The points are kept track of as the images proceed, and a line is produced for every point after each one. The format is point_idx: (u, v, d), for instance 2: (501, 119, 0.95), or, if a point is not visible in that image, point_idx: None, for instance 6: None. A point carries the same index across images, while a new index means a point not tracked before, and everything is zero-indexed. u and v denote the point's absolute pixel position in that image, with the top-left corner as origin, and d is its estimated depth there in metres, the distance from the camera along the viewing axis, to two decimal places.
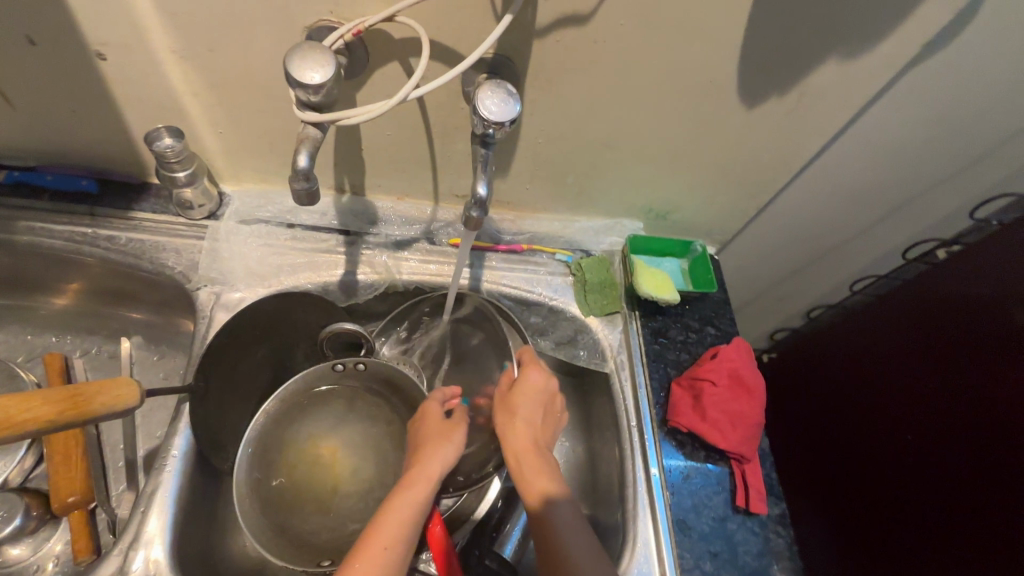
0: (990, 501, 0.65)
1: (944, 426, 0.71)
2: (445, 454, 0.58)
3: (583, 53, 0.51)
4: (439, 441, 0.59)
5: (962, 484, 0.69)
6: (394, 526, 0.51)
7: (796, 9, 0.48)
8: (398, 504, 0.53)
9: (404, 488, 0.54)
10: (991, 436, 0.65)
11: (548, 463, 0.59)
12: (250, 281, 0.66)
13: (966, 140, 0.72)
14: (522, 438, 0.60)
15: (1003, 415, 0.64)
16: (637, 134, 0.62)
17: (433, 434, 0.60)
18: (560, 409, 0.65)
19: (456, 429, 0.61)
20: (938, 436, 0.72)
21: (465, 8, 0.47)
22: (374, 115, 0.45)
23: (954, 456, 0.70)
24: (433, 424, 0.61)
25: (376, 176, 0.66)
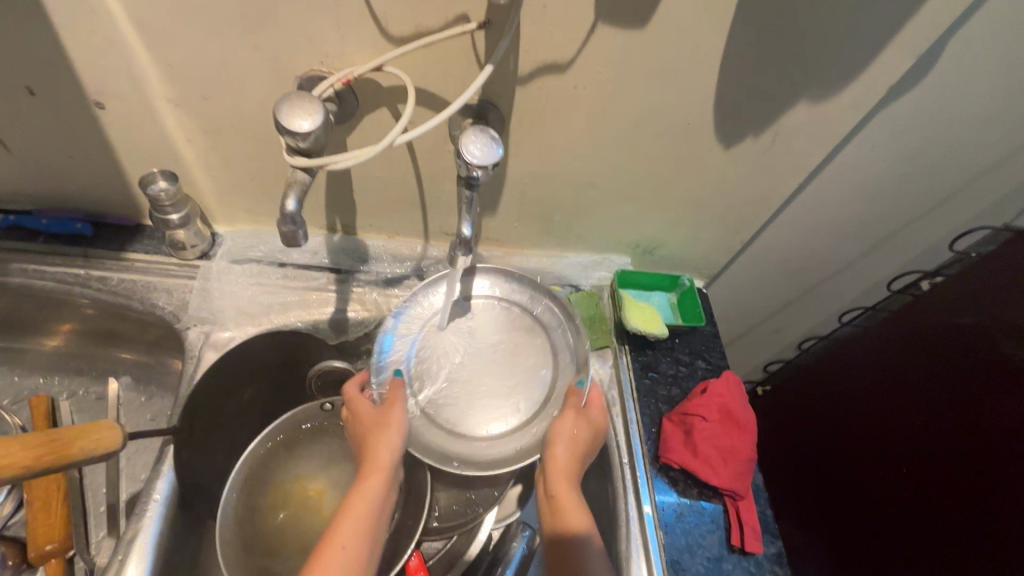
0: (988, 537, 0.63)
1: (938, 459, 0.71)
2: (390, 440, 0.54)
3: (565, 98, 0.54)
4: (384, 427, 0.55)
5: (958, 522, 0.67)
6: (351, 529, 0.48)
7: (764, 57, 0.51)
8: (352, 504, 0.50)
9: (360, 488, 0.51)
10: (984, 470, 0.65)
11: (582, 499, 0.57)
12: (240, 319, 0.67)
13: (941, 175, 0.75)
14: (563, 474, 0.56)
15: (996, 449, 0.63)
16: (620, 174, 0.64)
17: (375, 418, 0.56)
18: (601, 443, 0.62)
19: (396, 408, 0.57)
20: (933, 470, 0.71)
21: (449, 59, 0.49)
22: (360, 160, 0.46)
23: (950, 492, 0.68)
24: (379, 407, 0.57)
25: (367, 216, 0.68)
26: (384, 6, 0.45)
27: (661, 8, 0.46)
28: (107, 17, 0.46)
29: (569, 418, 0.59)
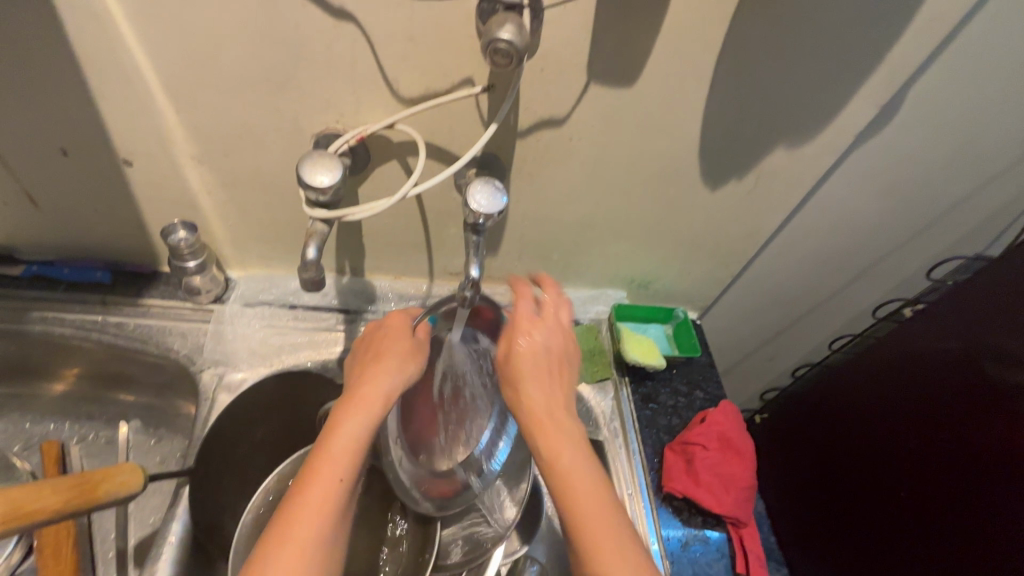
0: (984, 558, 0.65)
1: (936, 487, 0.72)
2: (405, 373, 0.52)
3: (561, 148, 0.58)
4: (398, 357, 0.53)
5: (957, 549, 0.68)
6: (346, 449, 0.47)
7: (741, 110, 0.55)
8: (349, 421, 0.48)
9: (360, 410, 0.49)
10: (980, 496, 0.66)
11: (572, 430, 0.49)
12: (252, 360, 0.69)
13: (915, 209, 0.79)
14: (542, 406, 0.50)
15: (990, 475, 0.65)
16: (613, 215, 0.68)
17: (396, 347, 0.54)
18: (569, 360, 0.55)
19: (420, 350, 0.55)
20: (931, 498, 0.72)
21: (456, 117, 0.53)
22: (376, 211, 0.50)
23: (950, 520, 0.70)
24: (401, 338, 0.55)
25: (375, 258, 0.71)
26: (397, 72, 0.50)
27: (647, 69, 0.51)
28: (142, 86, 0.50)
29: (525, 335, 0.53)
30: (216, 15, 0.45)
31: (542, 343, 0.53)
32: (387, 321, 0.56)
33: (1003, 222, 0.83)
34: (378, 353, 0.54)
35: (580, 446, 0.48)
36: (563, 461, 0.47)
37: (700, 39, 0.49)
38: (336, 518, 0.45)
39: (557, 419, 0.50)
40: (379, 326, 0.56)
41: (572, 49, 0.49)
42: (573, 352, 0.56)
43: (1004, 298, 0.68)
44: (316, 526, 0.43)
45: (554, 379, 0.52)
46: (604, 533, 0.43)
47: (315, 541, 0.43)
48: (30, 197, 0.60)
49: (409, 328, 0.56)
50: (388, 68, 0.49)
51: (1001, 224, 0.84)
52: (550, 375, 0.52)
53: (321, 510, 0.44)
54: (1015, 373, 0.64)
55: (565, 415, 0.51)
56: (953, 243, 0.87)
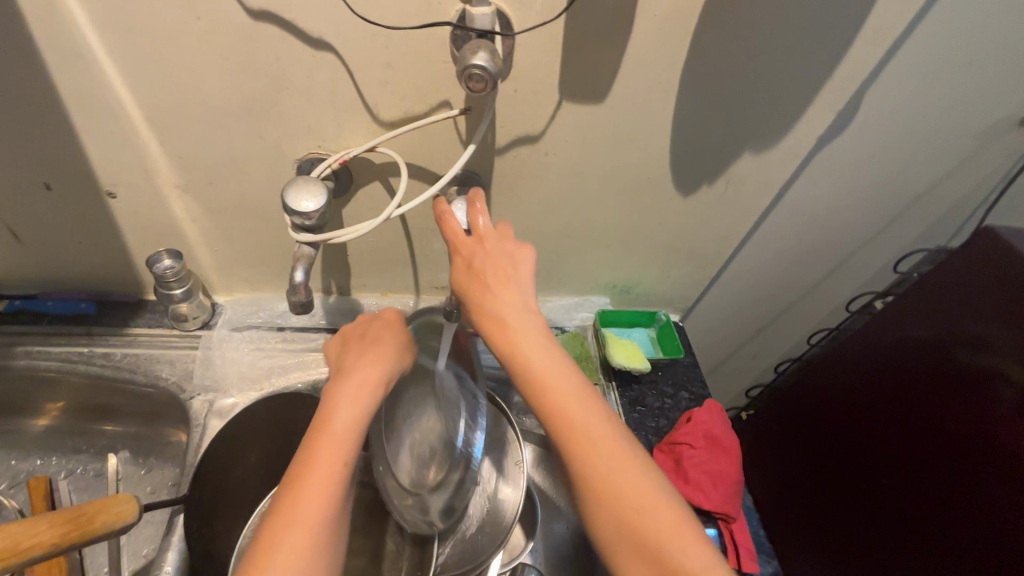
0: (962, 536, 0.67)
1: (916, 469, 0.75)
2: (388, 355, 0.51)
3: (538, 163, 0.60)
4: (394, 345, 0.52)
5: (938, 533, 0.70)
6: (348, 428, 0.44)
7: (706, 120, 0.58)
8: (346, 398, 0.46)
9: (357, 388, 0.47)
10: (956, 480, 0.69)
11: (536, 345, 0.46)
12: (242, 385, 0.69)
13: (878, 206, 0.83)
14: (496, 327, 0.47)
15: (964, 458, 0.68)
16: (592, 225, 0.70)
17: (391, 336, 0.53)
18: (515, 268, 0.49)
19: (395, 338, 0.53)
20: (912, 484, 0.75)
21: (435, 138, 0.55)
22: (361, 233, 0.51)
23: (930, 505, 0.72)
24: (393, 330, 0.54)
25: (361, 276, 0.72)
26: (377, 98, 0.51)
27: (616, 86, 0.53)
28: (124, 119, 0.51)
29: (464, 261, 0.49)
30: (197, 50, 0.47)
31: (505, 252, 0.50)
32: (382, 315, 0.56)
33: (959, 214, 0.88)
34: (372, 340, 0.52)
35: (548, 348, 0.46)
36: (532, 359, 0.45)
37: (663, 57, 0.52)
38: (340, 500, 0.41)
39: (520, 322, 0.47)
40: (372, 319, 0.55)
41: (543, 71, 0.51)
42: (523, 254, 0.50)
43: (966, 289, 0.71)
44: (320, 501, 0.40)
45: (516, 276, 0.49)
46: (585, 425, 0.43)
47: (322, 522, 0.39)
48: (12, 233, 0.61)
49: (400, 322, 0.56)
50: (367, 94, 0.51)
51: (958, 217, 0.89)
52: (513, 274, 0.49)
53: (324, 493, 0.40)
54: (986, 359, 0.67)
55: (530, 314, 0.48)
56: (915, 237, 0.91)
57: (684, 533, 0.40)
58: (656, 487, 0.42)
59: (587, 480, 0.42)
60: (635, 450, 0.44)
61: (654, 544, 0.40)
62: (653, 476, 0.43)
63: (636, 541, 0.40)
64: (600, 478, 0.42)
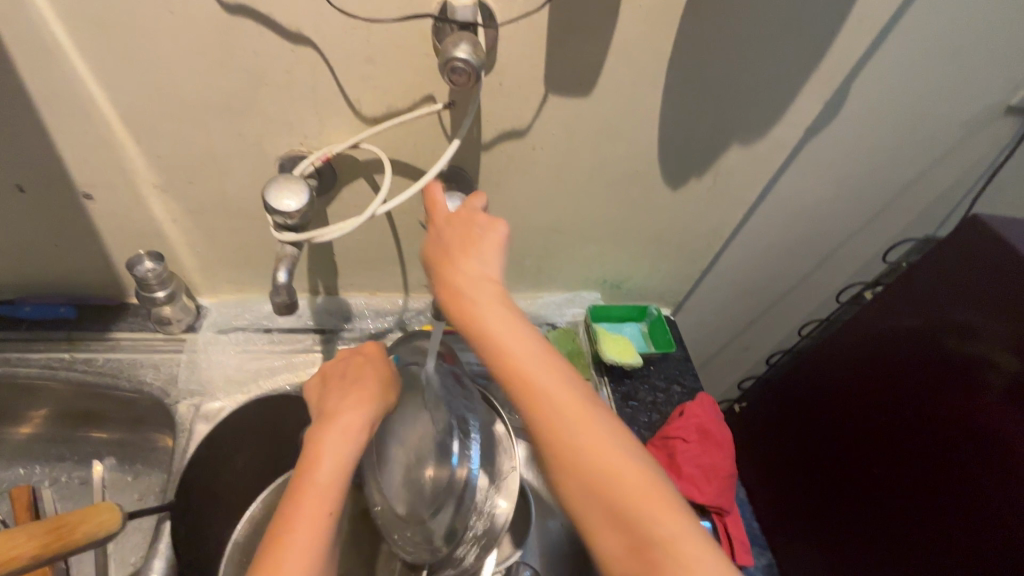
0: (951, 521, 0.68)
1: (904, 456, 0.75)
2: (370, 393, 0.51)
3: (525, 158, 0.60)
4: (377, 383, 0.52)
5: (930, 522, 0.70)
6: (329, 474, 0.44)
7: (693, 112, 0.58)
8: (328, 445, 0.46)
9: (340, 435, 0.46)
10: (947, 468, 0.69)
11: (500, 318, 0.44)
12: (229, 388, 0.67)
13: (866, 197, 0.84)
14: (457, 302, 0.45)
15: (952, 445, 0.69)
16: (581, 219, 0.70)
17: (371, 373, 0.53)
18: (482, 244, 0.47)
19: (372, 376, 0.53)
20: (901, 471, 0.76)
21: (420, 133, 0.54)
22: (345, 230, 0.50)
23: (923, 495, 0.72)
24: (375, 367, 0.54)
25: (348, 275, 0.71)
26: (359, 93, 0.50)
27: (602, 79, 0.53)
28: (98, 117, 0.50)
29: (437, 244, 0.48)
30: (171, 46, 0.45)
31: (466, 231, 0.48)
32: (362, 352, 0.56)
33: (945, 204, 0.89)
34: (354, 379, 0.52)
35: (508, 318, 0.44)
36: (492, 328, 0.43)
37: (650, 48, 0.51)
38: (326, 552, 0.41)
39: (479, 297, 0.45)
40: (351, 357, 0.55)
41: (527, 64, 0.50)
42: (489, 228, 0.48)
43: (954, 277, 0.72)
44: (304, 556, 0.40)
45: (478, 249, 0.47)
46: (547, 392, 0.41)
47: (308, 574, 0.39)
48: None
49: (382, 359, 0.56)
50: (349, 88, 0.50)
51: (944, 207, 0.89)
52: (474, 247, 0.47)
53: (308, 546, 0.40)
54: (972, 345, 0.68)
55: (488, 283, 0.46)
56: (904, 227, 0.92)
57: (658, 500, 0.39)
58: (628, 453, 0.40)
59: (552, 450, 0.40)
60: (605, 417, 0.42)
61: (625, 512, 0.38)
62: (625, 443, 0.41)
63: (609, 511, 0.39)
64: (564, 450, 0.40)
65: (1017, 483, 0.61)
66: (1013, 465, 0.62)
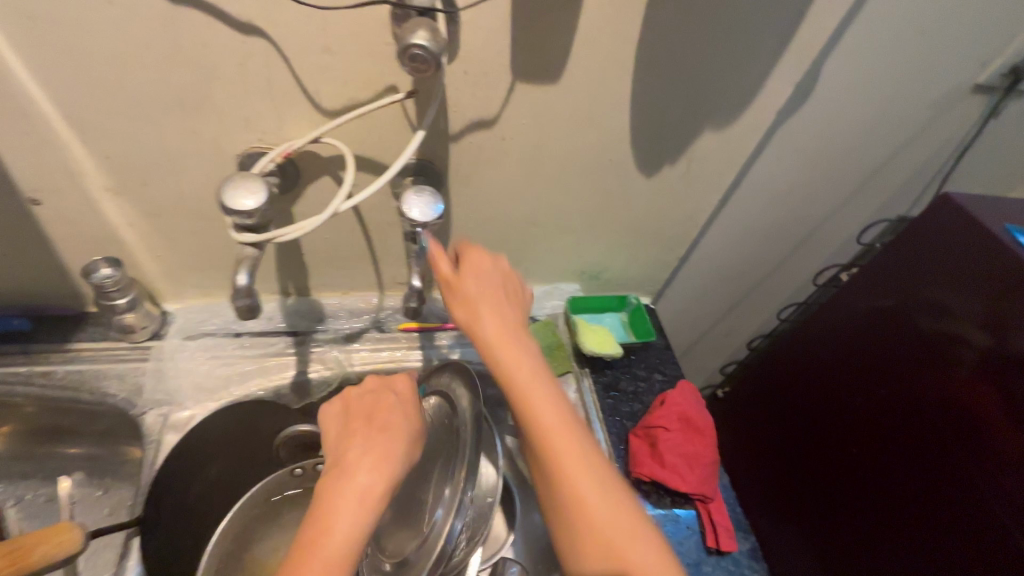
0: (935, 492, 0.68)
1: (885, 432, 0.76)
2: (396, 448, 0.47)
3: (495, 150, 0.58)
4: (404, 438, 0.48)
5: (909, 500, 0.72)
6: (341, 547, 0.41)
7: (665, 98, 0.57)
8: (347, 510, 0.42)
9: (358, 500, 0.43)
10: (929, 443, 0.70)
11: (526, 356, 0.49)
12: (199, 396, 0.65)
13: (840, 180, 0.84)
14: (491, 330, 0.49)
15: (931, 418, 0.70)
16: (556, 211, 0.68)
17: (399, 425, 0.49)
18: (514, 292, 0.53)
19: (400, 428, 0.49)
20: (883, 446, 0.76)
21: (384, 125, 0.52)
22: (306, 230, 0.48)
23: (900, 474, 0.73)
24: (405, 417, 0.50)
25: (320, 275, 0.69)
26: (318, 86, 0.48)
27: (570, 66, 0.51)
28: (39, 117, 0.47)
29: (469, 276, 0.51)
30: (112, 40, 0.43)
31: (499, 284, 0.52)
32: (394, 390, 0.53)
33: (916, 183, 0.90)
34: (381, 428, 0.49)
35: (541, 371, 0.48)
36: (526, 381, 0.47)
37: (618, 34, 0.50)
38: None
39: (519, 352, 0.49)
40: (383, 394, 0.52)
41: (492, 51, 0.49)
42: (514, 277, 0.53)
43: (925, 256, 0.73)
44: None
45: (511, 304, 0.52)
46: (576, 446, 0.46)
47: None
48: None
49: (412, 405, 0.53)
50: (306, 82, 0.48)
51: (915, 187, 0.91)
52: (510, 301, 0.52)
53: None
54: (945, 323, 0.69)
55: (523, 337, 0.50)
56: (877, 208, 0.93)
57: (654, 558, 0.44)
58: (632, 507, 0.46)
59: (565, 490, 0.45)
60: (614, 474, 0.47)
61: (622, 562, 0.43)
62: (628, 499, 0.46)
63: (609, 557, 0.43)
64: (575, 492, 0.45)
65: (993, 458, 0.62)
66: (988, 440, 0.63)
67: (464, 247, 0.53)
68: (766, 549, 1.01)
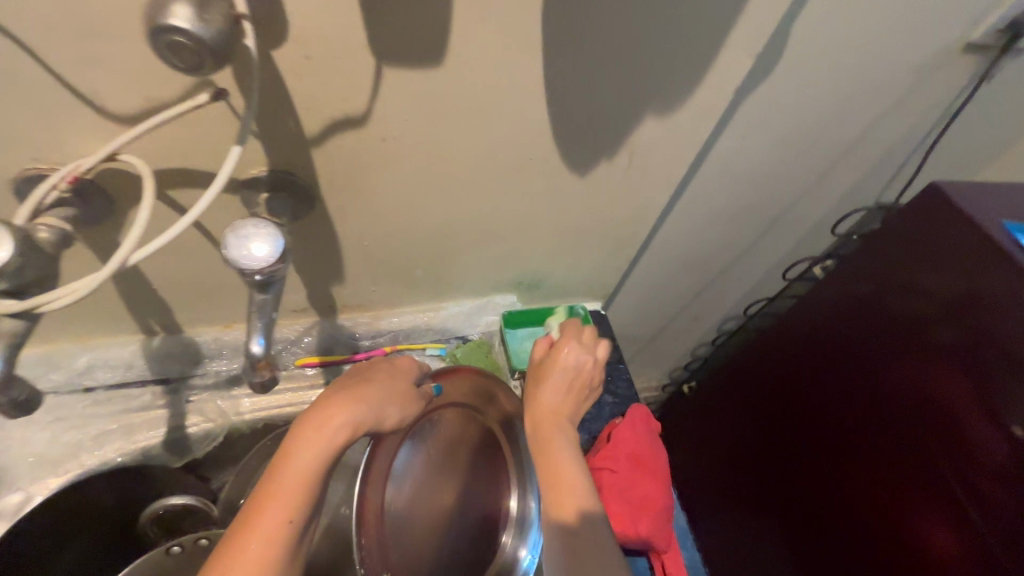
0: (919, 485, 0.60)
1: (862, 422, 0.68)
2: (375, 391, 0.42)
3: (375, 153, 0.45)
4: (384, 387, 0.43)
5: (887, 501, 0.65)
6: (297, 485, 0.36)
7: (591, 79, 0.44)
8: (307, 442, 0.37)
9: (318, 432, 0.37)
10: (906, 433, 0.62)
11: (567, 427, 0.53)
12: (37, 473, 0.53)
13: (812, 159, 0.73)
14: (551, 400, 0.54)
15: (909, 406, 0.61)
16: (474, 218, 0.56)
17: (385, 375, 0.44)
18: (594, 378, 0.58)
19: (382, 377, 0.44)
20: (860, 440, 0.68)
21: (208, 130, 0.39)
22: (81, 294, 0.33)
23: (883, 469, 0.65)
24: (398, 376, 0.45)
25: (187, 310, 0.56)
26: (94, 84, 0.34)
27: (455, 44, 0.38)
28: None
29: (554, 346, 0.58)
30: None
31: (569, 368, 0.56)
32: (389, 359, 0.47)
33: (895, 159, 0.80)
34: (364, 377, 0.43)
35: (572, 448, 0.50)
36: (554, 442, 0.51)
37: None
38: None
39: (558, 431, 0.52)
40: (376, 360, 0.47)
41: (338, 26, 0.35)
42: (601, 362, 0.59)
43: (901, 235, 0.64)
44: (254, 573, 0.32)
45: (573, 392, 0.56)
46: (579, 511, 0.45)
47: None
48: None
49: (403, 368, 0.47)
50: (74, 78, 0.34)
51: (894, 163, 0.81)
52: (569, 391, 0.55)
53: (265, 553, 0.33)
54: (918, 304, 0.61)
55: (566, 420, 0.54)
56: (852, 187, 0.83)
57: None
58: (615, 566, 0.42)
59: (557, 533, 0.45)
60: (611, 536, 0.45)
61: None
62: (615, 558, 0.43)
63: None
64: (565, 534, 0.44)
65: (970, 448, 0.55)
66: (965, 434, 0.55)
67: (564, 324, 0.62)
68: (745, 551, 0.94)
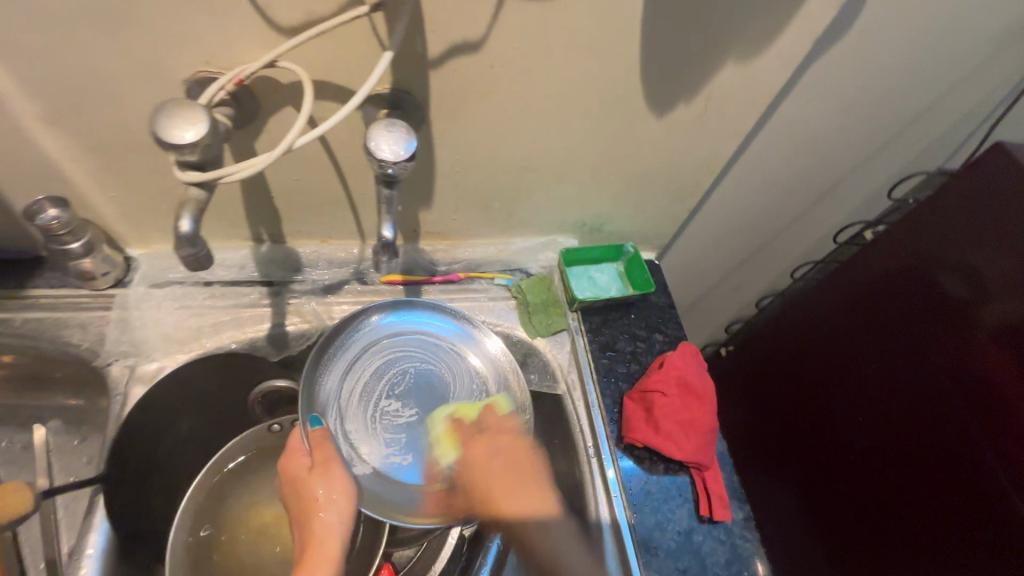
0: (946, 448, 0.66)
1: (895, 393, 0.73)
2: (319, 501, 0.48)
3: (483, 80, 0.50)
4: (320, 495, 0.48)
5: (905, 453, 0.71)
6: None
7: (684, 19, 0.48)
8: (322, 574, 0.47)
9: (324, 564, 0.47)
10: (940, 402, 0.67)
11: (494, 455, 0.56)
12: (168, 347, 0.62)
13: (877, 126, 0.75)
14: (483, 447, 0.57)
15: (947, 378, 0.66)
16: (554, 154, 0.61)
17: (308, 489, 0.49)
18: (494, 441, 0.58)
19: (309, 487, 0.49)
20: (890, 410, 0.73)
21: (350, 45, 0.45)
22: (257, 169, 0.41)
23: (911, 438, 0.70)
24: (309, 478, 0.49)
25: (294, 221, 0.63)
26: None
27: None
28: None
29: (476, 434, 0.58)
30: None
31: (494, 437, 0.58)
32: (287, 467, 0.50)
33: (960, 131, 0.81)
34: (306, 502, 0.49)
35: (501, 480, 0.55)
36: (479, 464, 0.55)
37: None
38: None
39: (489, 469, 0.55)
40: (287, 473, 0.50)
41: None
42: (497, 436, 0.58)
43: (957, 204, 0.67)
44: None
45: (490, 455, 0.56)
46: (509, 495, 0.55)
47: None
48: None
49: (306, 456, 0.50)
50: None
51: (957, 135, 0.81)
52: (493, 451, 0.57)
53: None
54: (965, 280, 0.65)
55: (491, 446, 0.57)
56: (911, 158, 0.84)
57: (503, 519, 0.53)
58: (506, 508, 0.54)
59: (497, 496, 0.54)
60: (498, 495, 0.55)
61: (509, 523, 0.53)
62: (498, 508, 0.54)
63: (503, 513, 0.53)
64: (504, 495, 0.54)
65: (1000, 413, 0.61)
66: (999, 417, 0.61)
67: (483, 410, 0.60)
68: (757, 493, 1.01)
